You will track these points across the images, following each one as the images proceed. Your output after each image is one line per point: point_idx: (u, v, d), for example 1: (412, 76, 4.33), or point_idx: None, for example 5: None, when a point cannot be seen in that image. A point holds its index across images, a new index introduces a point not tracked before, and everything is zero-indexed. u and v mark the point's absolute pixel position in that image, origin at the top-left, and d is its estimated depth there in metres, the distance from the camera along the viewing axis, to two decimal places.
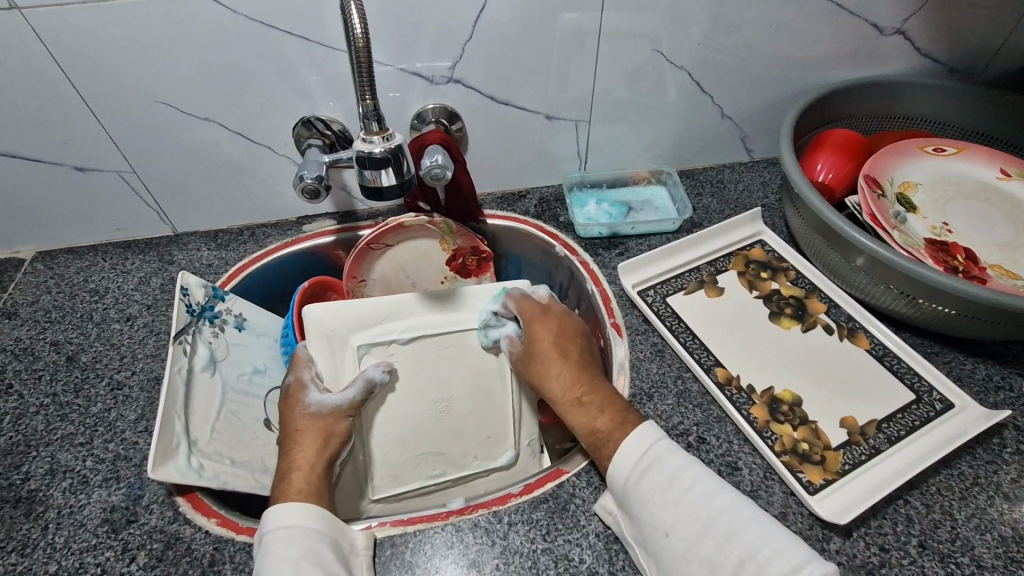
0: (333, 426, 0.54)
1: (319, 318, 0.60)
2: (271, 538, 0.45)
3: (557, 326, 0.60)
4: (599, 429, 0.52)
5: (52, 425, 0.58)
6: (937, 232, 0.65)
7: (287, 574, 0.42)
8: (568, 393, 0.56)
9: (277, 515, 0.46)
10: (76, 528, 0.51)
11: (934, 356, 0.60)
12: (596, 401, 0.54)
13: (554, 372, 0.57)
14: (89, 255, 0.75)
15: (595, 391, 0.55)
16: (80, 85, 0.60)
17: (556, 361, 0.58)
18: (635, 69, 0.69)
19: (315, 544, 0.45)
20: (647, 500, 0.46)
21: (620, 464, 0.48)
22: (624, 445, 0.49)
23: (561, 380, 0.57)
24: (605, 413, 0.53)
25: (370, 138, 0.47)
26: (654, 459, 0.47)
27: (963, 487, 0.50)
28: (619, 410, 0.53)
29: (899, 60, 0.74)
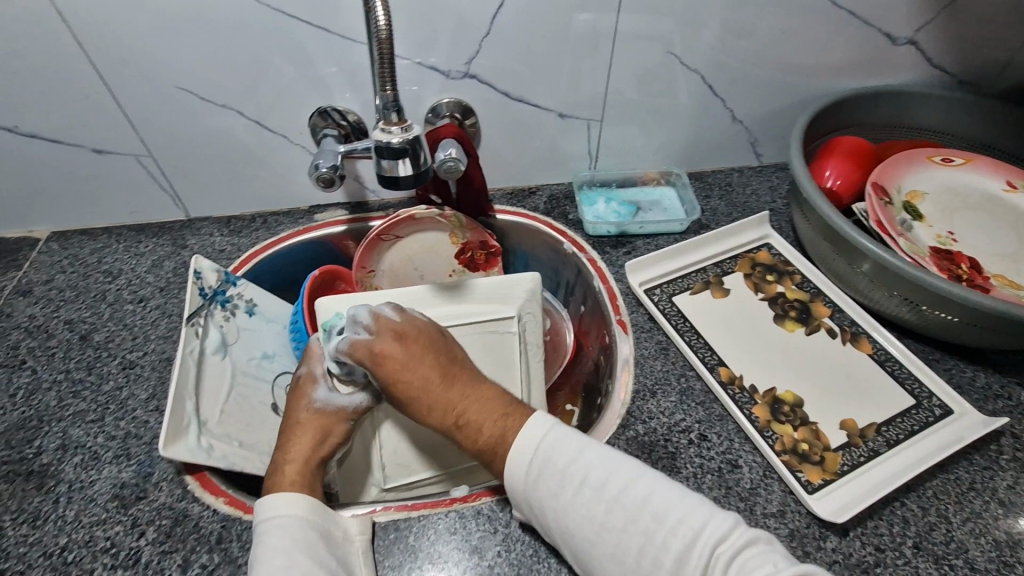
0: (331, 424, 0.55)
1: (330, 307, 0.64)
2: (264, 527, 0.45)
3: (411, 347, 0.53)
4: (484, 446, 0.49)
5: (64, 402, 0.59)
6: (942, 241, 0.66)
7: (278, 564, 0.42)
8: (443, 417, 0.51)
9: (270, 505, 0.46)
10: (86, 502, 0.52)
11: (936, 363, 0.60)
12: (474, 415, 0.50)
13: (415, 388, 0.51)
14: (103, 237, 0.76)
15: (474, 405, 0.51)
16: (102, 68, 0.61)
17: (414, 380, 0.51)
18: (649, 70, 0.70)
19: (304, 533, 0.45)
20: (546, 502, 0.45)
21: (514, 473, 0.46)
22: (515, 447, 0.47)
23: (424, 405, 0.51)
24: (484, 426, 0.49)
25: (388, 129, 0.47)
26: (540, 459, 0.46)
27: (959, 492, 0.51)
28: (504, 404, 0.51)
29: (910, 70, 0.75)
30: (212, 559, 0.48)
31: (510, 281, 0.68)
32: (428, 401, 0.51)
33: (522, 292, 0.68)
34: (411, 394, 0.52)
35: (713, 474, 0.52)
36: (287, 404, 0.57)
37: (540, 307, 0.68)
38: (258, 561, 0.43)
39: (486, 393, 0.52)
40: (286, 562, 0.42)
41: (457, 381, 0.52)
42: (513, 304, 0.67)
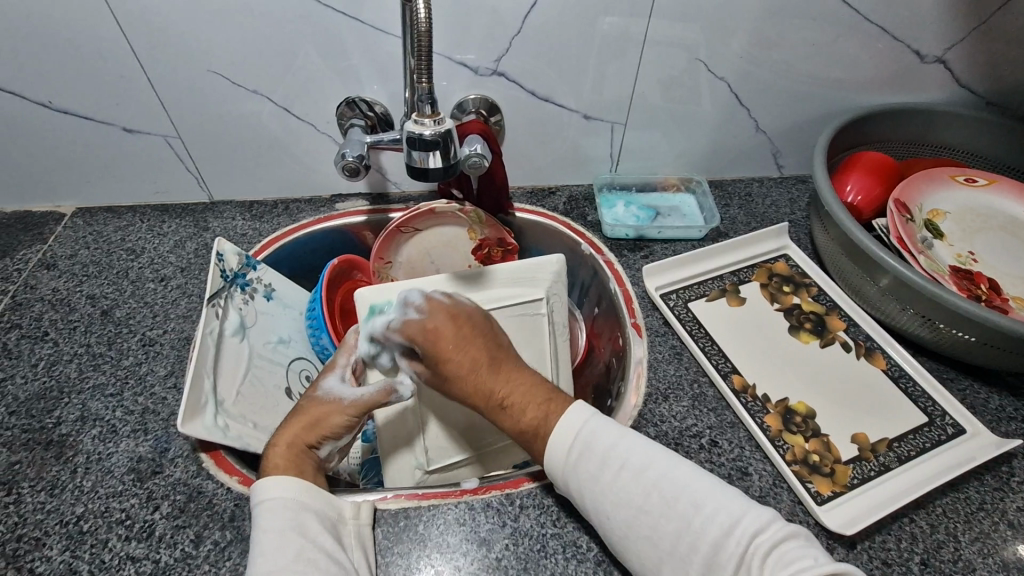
0: (328, 414, 0.54)
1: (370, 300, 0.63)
2: (257, 508, 0.45)
3: (457, 330, 0.53)
4: (527, 428, 0.50)
5: (85, 374, 0.60)
6: (962, 260, 0.66)
7: (273, 543, 0.43)
8: (484, 399, 0.51)
9: (260, 488, 0.46)
10: (103, 473, 0.53)
11: (950, 382, 0.60)
12: (518, 398, 0.51)
13: (462, 368, 0.52)
14: (127, 215, 0.77)
15: (516, 387, 0.51)
16: (138, 48, 0.62)
17: (466, 364, 0.52)
18: (676, 76, 0.70)
19: (297, 513, 0.45)
20: (584, 483, 0.46)
21: (555, 455, 0.47)
22: (552, 433, 0.48)
23: (470, 386, 0.51)
24: (526, 408, 0.50)
25: (421, 120, 0.48)
26: (582, 442, 0.47)
27: (968, 511, 0.51)
28: (547, 389, 0.52)
29: (938, 88, 0.75)
30: (224, 536, 0.49)
31: (535, 264, 0.68)
32: (473, 384, 0.51)
33: (547, 275, 0.68)
34: (459, 375, 0.52)
35: (722, 480, 0.53)
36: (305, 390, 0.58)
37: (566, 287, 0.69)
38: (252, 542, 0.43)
39: (530, 378, 0.52)
40: (278, 542, 0.43)
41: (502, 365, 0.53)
42: (541, 285, 0.68)
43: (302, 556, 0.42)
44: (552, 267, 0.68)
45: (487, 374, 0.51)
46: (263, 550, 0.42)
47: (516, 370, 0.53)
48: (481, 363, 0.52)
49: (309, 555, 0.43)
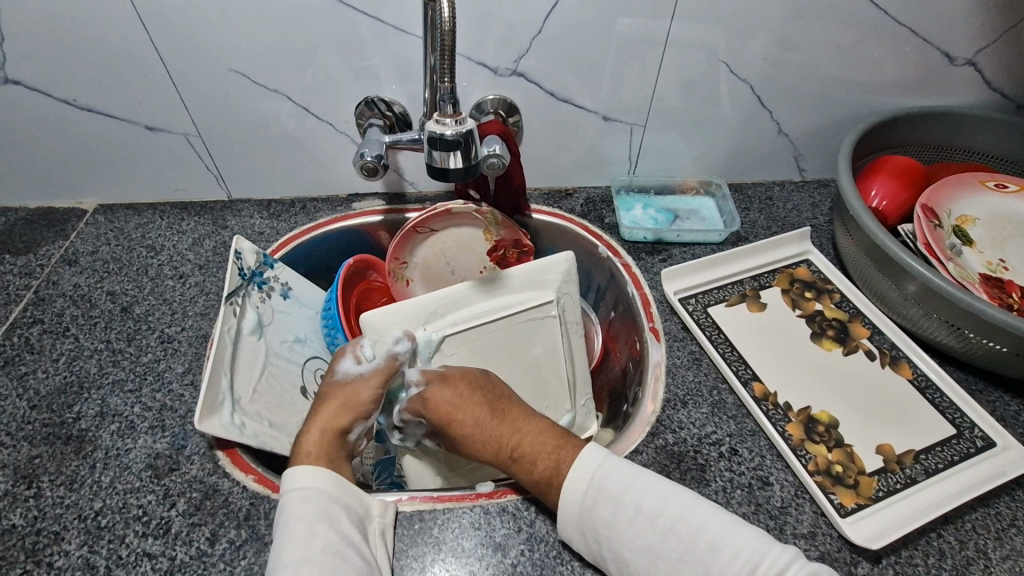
0: (357, 396, 0.54)
1: (384, 322, 0.61)
2: (286, 498, 0.45)
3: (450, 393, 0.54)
4: (538, 478, 0.49)
5: (104, 370, 0.60)
6: (992, 268, 0.64)
7: (301, 533, 0.43)
8: (495, 452, 0.52)
9: (295, 476, 0.46)
10: (121, 469, 0.53)
11: (979, 394, 0.59)
12: (529, 449, 0.50)
13: (468, 427, 0.53)
14: (147, 212, 0.78)
15: (526, 438, 0.52)
16: (161, 47, 0.62)
17: (467, 422, 0.53)
18: (698, 78, 0.69)
19: (329, 504, 0.45)
20: (601, 531, 0.45)
21: (569, 500, 0.46)
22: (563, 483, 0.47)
23: (478, 442, 0.52)
24: (537, 460, 0.49)
25: (443, 120, 0.48)
26: (596, 485, 0.46)
27: (999, 528, 0.49)
28: (557, 436, 0.52)
29: (967, 91, 0.73)
30: (240, 535, 0.49)
31: (545, 265, 0.67)
32: (480, 440, 0.52)
33: (558, 275, 0.68)
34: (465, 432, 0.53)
35: (743, 489, 0.52)
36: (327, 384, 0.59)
37: (575, 286, 0.69)
38: (279, 532, 0.43)
39: (541, 426, 0.53)
40: (306, 532, 0.43)
41: (503, 416, 0.53)
42: (551, 287, 0.67)
43: (329, 547, 0.43)
44: (560, 268, 0.68)
45: (485, 427, 0.52)
46: (292, 539, 0.43)
47: (521, 420, 0.53)
48: (482, 414, 0.53)
49: (336, 547, 0.43)
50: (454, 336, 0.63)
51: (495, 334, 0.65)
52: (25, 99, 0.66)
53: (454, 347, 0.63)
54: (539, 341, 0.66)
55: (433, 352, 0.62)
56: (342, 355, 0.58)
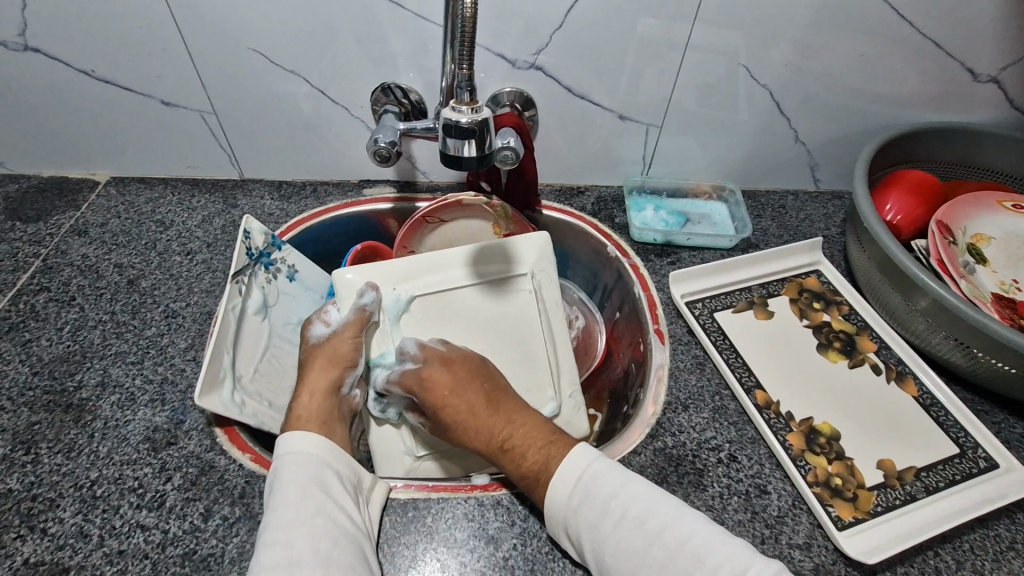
0: (335, 350, 0.57)
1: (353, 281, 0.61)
2: (280, 463, 0.47)
3: (446, 379, 0.53)
4: (527, 472, 0.49)
5: (108, 341, 0.61)
6: (1005, 288, 0.63)
7: (294, 495, 0.44)
8: (485, 441, 0.51)
9: (283, 442, 0.48)
10: (119, 440, 0.53)
11: (984, 414, 0.58)
12: (520, 440, 0.50)
13: (461, 413, 0.52)
14: (159, 187, 0.78)
15: (519, 428, 0.51)
16: (181, 22, 0.62)
17: (461, 409, 0.52)
18: (717, 81, 0.68)
19: (320, 470, 0.47)
20: (587, 530, 0.45)
21: (553, 501, 0.46)
22: (552, 479, 0.47)
23: (471, 429, 0.51)
24: (527, 452, 0.50)
25: (459, 107, 0.47)
26: (583, 488, 0.46)
27: (997, 550, 0.49)
28: (549, 431, 0.51)
29: (989, 109, 0.72)
30: (233, 512, 0.49)
31: (520, 240, 0.66)
32: (473, 427, 0.51)
33: (535, 250, 0.66)
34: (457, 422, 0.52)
35: (740, 496, 0.51)
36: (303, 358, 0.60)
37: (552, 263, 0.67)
38: (274, 494, 0.45)
39: (533, 419, 0.52)
40: (300, 494, 0.44)
41: (500, 405, 0.53)
42: (528, 264, 0.66)
43: (321, 510, 0.44)
44: (537, 244, 0.66)
45: (479, 420, 0.52)
46: (286, 500, 0.44)
47: (515, 411, 0.53)
48: (470, 406, 0.52)
49: (329, 512, 0.44)
50: (423, 300, 0.63)
51: (468, 300, 0.64)
52: (44, 67, 0.66)
53: (424, 312, 0.63)
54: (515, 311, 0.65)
55: (401, 312, 0.61)
56: (311, 321, 0.60)
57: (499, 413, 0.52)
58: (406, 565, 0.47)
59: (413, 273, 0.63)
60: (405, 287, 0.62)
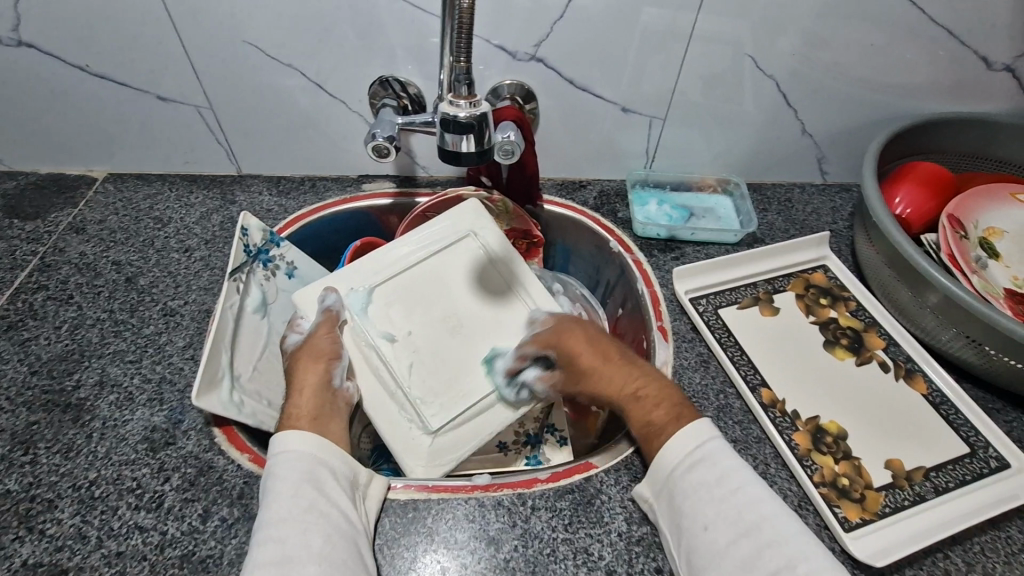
0: (317, 345, 0.57)
1: (308, 295, 0.61)
2: (273, 462, 0.46)
3: (583, 337, 0.58)
4: (651, 422, 0.51)
5: (106, 339, 0.60)
6: (1019, 283, 0.62)
7: (287, 492, 0.44)
8: (618, 391, 0.54)
9: (279, 441, 0.47)
10: (118, 440, 0.53)
11: (996, 412, 0.57)
12: (652, 393, 0.52)
13: (596, 364, 0.56)
14: (157, 183, 0.77)
15: (647, 380, 0.54)
16: (175, 15, 0.61)
17: (595, 358, 0.56)
18: (722, 72, 0.67)
19: (312, 466, 0.46)
20: (686, 497, 0.45)
21: (666, 454, 0.47)
22: (665, 444, 0.48)
23: (606, 378, 0.55)
24: (658, 404, 0.51)
25: (456, 102, 0.46)
26: (703, 453, 0.47)
27: (1009, 552, 0.48)
28: (673, 393, 0.52)
29: (1003, 99, 0.70)
30: (232, 513, 0.49)
31: (453, 214, 0.68)
32: (607, 375, 0.55)
33: (465, 215, 0.68)
34: (591, 373, 0.56)
35: None
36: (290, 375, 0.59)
37: (488, 217, 0.69)
38: (266, 493, 0.44)
39: (663, 379, 0.54)
40: (292, 492, 0.44)
41: (630, 361, 0.56)
42: (465, 229, 0.68)
43: (314, 507, 0.43)
44: (467, 209, 0.69)
45: (605, 373, 0.55)
46: (279, 498, 0.43)
47: (646, 369, 0.55)
48: (600, 360, 0.56)
49: (321, 508, 0.44)
50: (382, 288, 0.63)
51: (427, 272, 0.65)
52: (38, 63, 0.65)
53: (387, 297, 0.62)
54: (478, 269, 0.66)
55: (364, 303, 0.61)
56: (287, 336, 0.60)
57: (634, 364, 0.55)
58: (406, 567, 0.46)
59: (367, 271, 0.64)
60: (361, 283, 0.63)
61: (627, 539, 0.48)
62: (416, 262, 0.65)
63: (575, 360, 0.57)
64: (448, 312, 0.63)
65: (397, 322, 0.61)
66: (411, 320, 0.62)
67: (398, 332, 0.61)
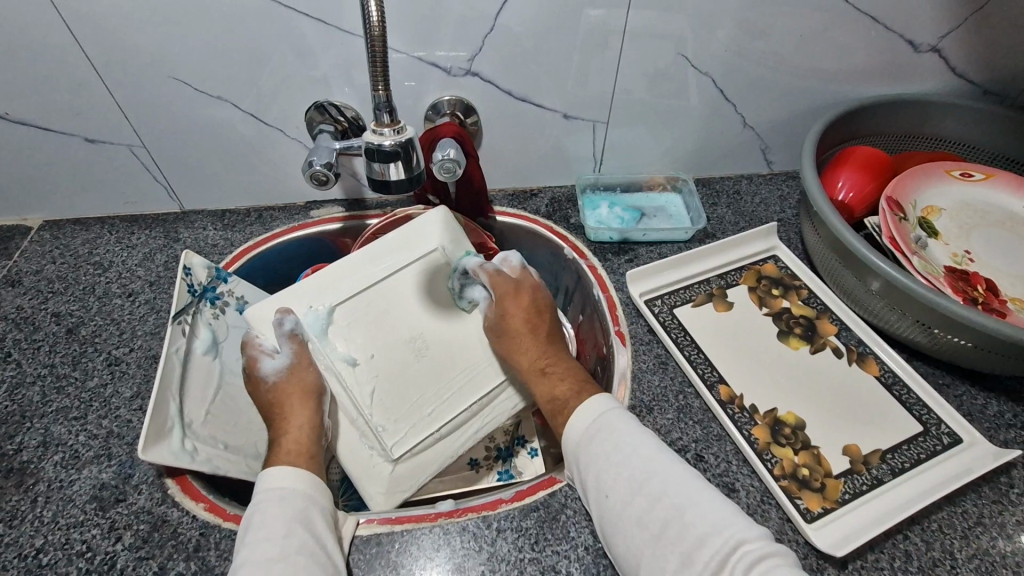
0: (302, 379, 0.55)
1: (265, 312, 0.58)
2: (264, 498, 0.46)
3: (528, 299, 0.60)
4: (557, 399, 0.55)
5: (48, 397, 0.58)
6: (958, 260, 0.63)
7: (280, 530, 0.43)
8: (530, 361, 0.58)
9: (272, 477, 0.47)
10: (64, 502, 0.51)
11: (946, 388, 0.58)
12: (559, 372, 0.57)
13: (521, 332, 0.59)
14: (95, 227, 0.75)
15: (560, 362, 0.59)
16: (92, 54, 0.59)
17: (525, 324, 0.59)
18: (658, 71, 0.67)
19: (305, 505, 0.46)
20: None
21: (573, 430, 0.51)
22: (571, 421, 0.51)
23: (522, 344, 0.59)
24: (561, 387, 0.56)
25: (380, 130, 0.45)
26: (594, 431, 0.49)
27: (965, 526, 0.49)
28: (585, 383, 0.56)
29: (932, 79, 0.72)
30: (188, 568, 0.47)
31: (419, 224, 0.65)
32: (526, 341, 0.59)
33: (432, 227, 0.65)
34: (516, 332, 0.59)
35: None
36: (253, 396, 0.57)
37: (457, 231, 0.66)
38: (253, 529, 0.43)
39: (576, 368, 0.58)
40: (285, 531, 0.43)
41: (552, 339, 0.60)
42: (430, 242, 0.65)
43: (305, 547, 0.43)
44: (433, 221, 0.65)
45: (528, 340, 0.59)
46: (271, 535, 0.43)
47: (564, 353, 0.60)
48: (529, 329, 0.59)
49: (313, 548, 0.43)
50: (344, 306, 0.60)
51: (389, 288, 0.62)
52: None
53: (349, 317, 0.60)
54: (442, 288, 0.64)
55: (326, 324, 0.59)
56: (255, 359, 0.57)
57: (552, 343, 0.60)
58: None
59: (327, 287, 0.60)
60: (321, 300, 0.60)
61: (594, 553, 0.48)
62: (379, 279, 0.62)
63: (506, 319, 0.59)
64: (411, 332, 0.62)
65: (359, 346, 0.59)
66: (372, 341, 0.60)
67: (361, 355, 0.59)
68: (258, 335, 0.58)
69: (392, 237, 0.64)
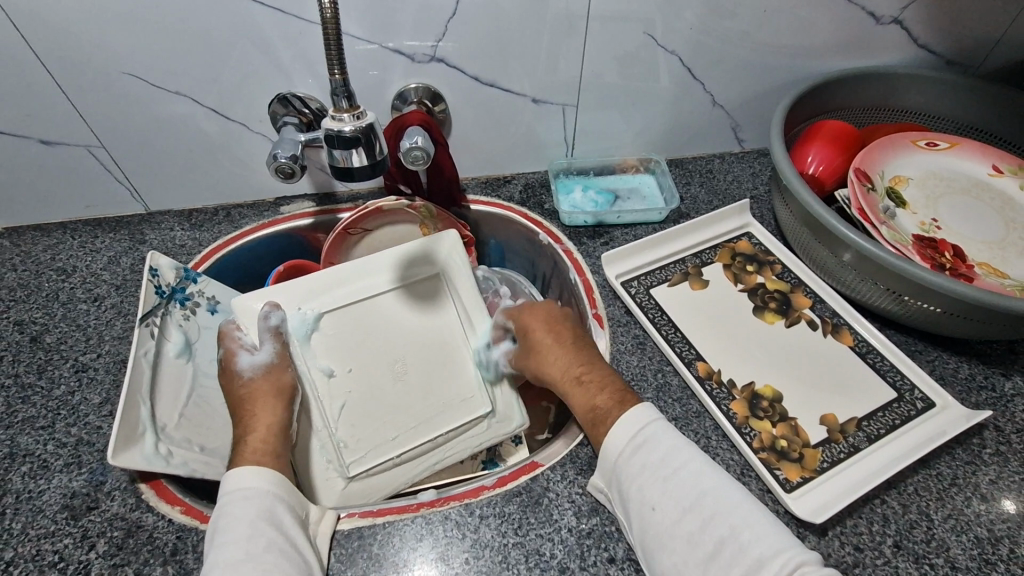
0: (277, 379, 0.55)
1: (251, 303, 0.59)
2: (228, 499, 0.45)
3: (546, 313, 0.61)
4: (597, 407, 0.51)
5: (13, 407, 0.56)
6: (926, 228, 0.64)
7: (245, 531, 0.42)
8: (563, 372, 0.55)
9: (234, 477, 0.46)
10: (34, 514, 0.49)
11: (918, 354, 0.59)
12: (595, 378, 0.54)
13: (546, 343, 0.58)
14: (57, 232, 0.73)
15: (596, 368, 0.55)
16: (40, 52, 0.56)
17: (547, 335, 0.59)
18: (626, 53, 0.67)
19: (271, 504, 0.45)
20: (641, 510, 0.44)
21: (608, 445, 0.48)
22: (614, 425, 0.49)
23: (553, 355, 0.57)
24: (598, 394, 0.52)
25: (339, 116, 0.44)
26: (638, 441, 0.47)
27: (940, 488, 0.50)
28: (614, 392, 0.52)
29: (896, 51, 0.72)
30: (166, 572, 0.46)
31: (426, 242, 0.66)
32: (552, 353, 0.57)
33: (441, 250, 0.66)
34: (541, 345, 0.58)
35: None
36: (225, 388, 0.57)
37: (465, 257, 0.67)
38: (220, 532, 0.43)
39: (610, 374, 0.54)
40: (251, 530, 0.43)
41: (583, 346, 0.57)
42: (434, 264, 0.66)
43: (274, 545, 0.42)
44: (444, 245, 0.66)
45: (558, 353, 0.57)
46: (235, 537, 0.42)
47: (595, 355, 0.56)
48: (555, 338, 0.58)
49: (280, 545, 0.43)
50: (333, 314, 0.61)
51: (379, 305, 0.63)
52: None
53: (336, 325, 0.61)
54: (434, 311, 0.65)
55: (311, 330, 0.59)
56: (233, 352, 0.56)
57: (582, 349, 0.57)
58: None
59: (320, 290, 0.61)
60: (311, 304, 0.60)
61: (578, 534, 0.48)
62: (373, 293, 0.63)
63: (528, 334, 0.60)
64: (395, 353, 0.62)
65: (339, 355, 0.60)
66: (353, 354, 0.60)
67: (339, 366, 0.59)
68: (237, 325, 0.58)
69: (392, 252, 0.65)
